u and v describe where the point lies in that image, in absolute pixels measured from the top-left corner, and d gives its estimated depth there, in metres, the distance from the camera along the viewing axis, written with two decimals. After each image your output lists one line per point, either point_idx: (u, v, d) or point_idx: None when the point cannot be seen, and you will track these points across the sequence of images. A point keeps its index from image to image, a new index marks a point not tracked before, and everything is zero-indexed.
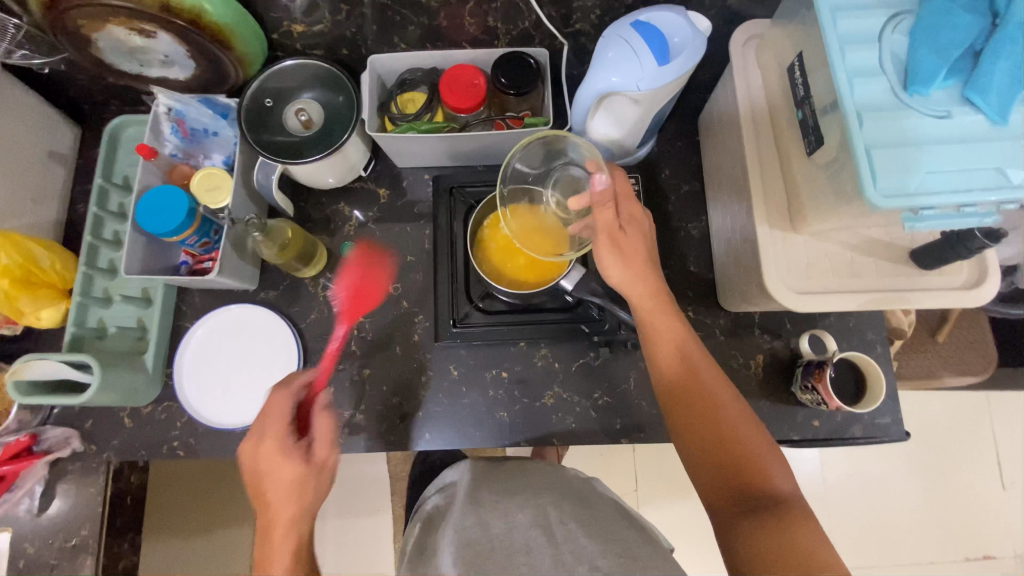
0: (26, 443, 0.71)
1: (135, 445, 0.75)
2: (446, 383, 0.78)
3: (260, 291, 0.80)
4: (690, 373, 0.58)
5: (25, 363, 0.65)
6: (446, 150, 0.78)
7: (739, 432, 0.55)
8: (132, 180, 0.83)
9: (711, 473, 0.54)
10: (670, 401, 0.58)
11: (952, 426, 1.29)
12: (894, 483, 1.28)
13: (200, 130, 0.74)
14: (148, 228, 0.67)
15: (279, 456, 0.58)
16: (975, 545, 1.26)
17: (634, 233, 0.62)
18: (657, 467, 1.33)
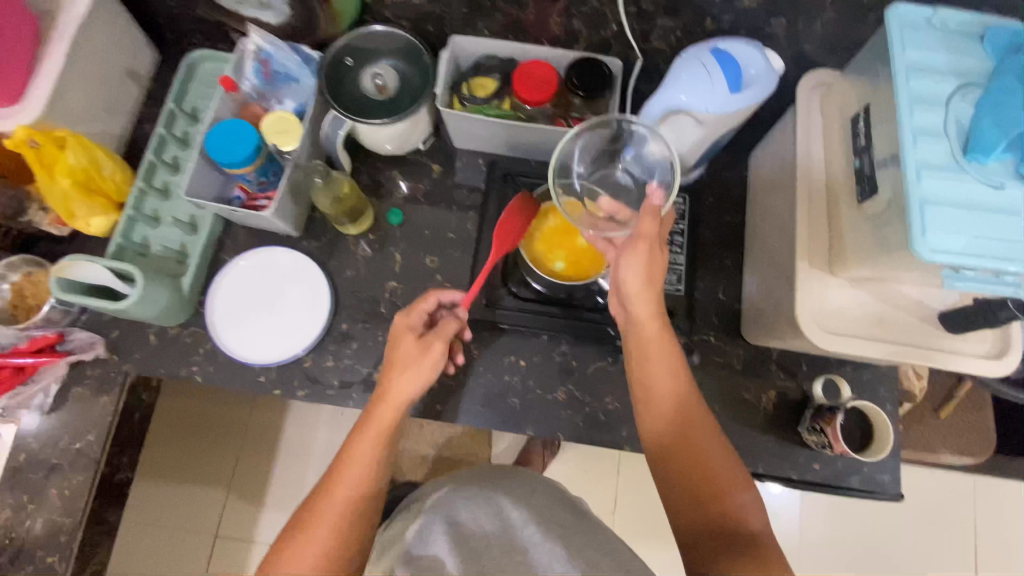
0: (52, 340, 0.72)
1: (156, 362, 0.76)
2: (465, 360, 0.79)
3: (302, 238, 0.81)
4: (681, 416, 0.62)
5: (60, 266, 0.68)
6: (505, 138, 0.80)
7: (723, 468, 0.60)
8: (200, 111, 0.85)
9: (686, 502, 0.60)
10: (660, 438, 0.63)
11: (936, 507, 1.30)
12: (869, 552, 1.28)
13: (282, 75, 0.76)
14: (213, 155, 0.70)
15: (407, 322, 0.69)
16: None
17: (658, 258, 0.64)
18: (638, 497, 1.33)
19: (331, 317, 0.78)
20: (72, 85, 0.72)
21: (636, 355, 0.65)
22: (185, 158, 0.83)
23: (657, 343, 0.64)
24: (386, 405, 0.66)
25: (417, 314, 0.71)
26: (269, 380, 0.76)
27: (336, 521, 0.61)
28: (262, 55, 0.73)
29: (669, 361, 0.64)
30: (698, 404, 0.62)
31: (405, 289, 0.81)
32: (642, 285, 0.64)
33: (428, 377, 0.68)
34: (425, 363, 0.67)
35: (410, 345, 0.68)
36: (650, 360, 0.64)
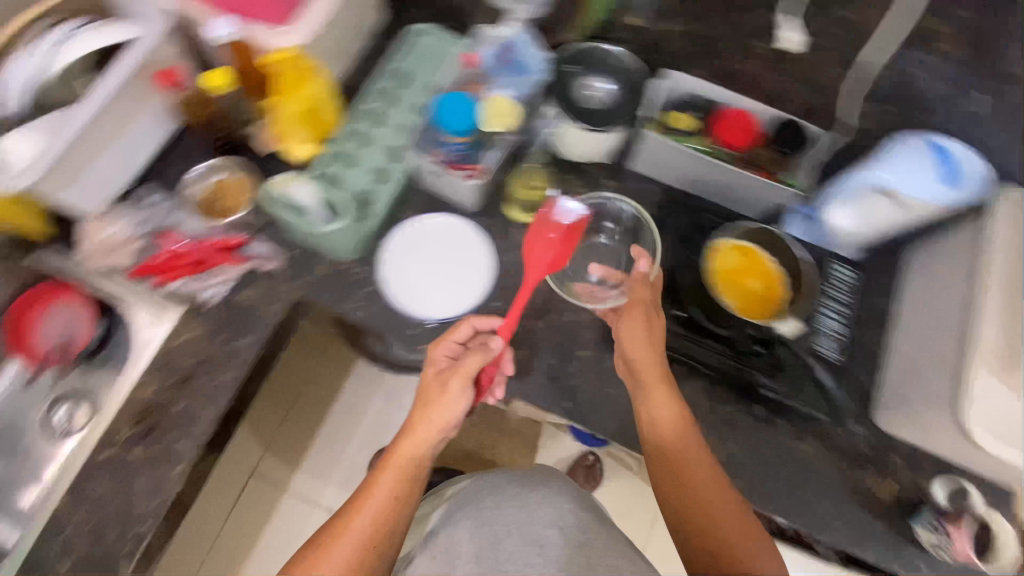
0: (235, 243, 0.78)
1: (321, 289, 0.80)
2: (601, 368, 0.81)
3: (477, 213, 0.85)
4: (693, 480, 0.68)
5: (278, 180, 0.79)
6: (690, 173, 0.82)
7: (738, 534, 0.66)
8: (406, 74, 0.89)
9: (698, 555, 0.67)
10: (664, 497, 0.70)
11: None
12: None
13: (516, 65, 0.83)
14: (437, 113, 0.77)
15: (450, 339, 0.75)
16: None
17: (640, 319, 0.74)
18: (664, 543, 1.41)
19: (488, 293, 0.81)
20: (330, 24, 0.78)
21: (646, 388, 0.72)
22: (385, 114, 0.87)
23: (657, 383, 0.71)
24: (411, 433, 0.72)
25: (444, 345, 0.75)
26: (420, 334, 0.79)
27: (361, 536, 0.66)
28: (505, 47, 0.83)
29: (692, 439, 0.70)
30: (699, 459, 0.69)
31: (560, 286, 0.83)
32: (644, 350, 0.72)
33: (441, 420, 0.71)
34: (446, 399, 0.71)
35: (434, 378, 0.73)
36: (658, 408, 0.70)
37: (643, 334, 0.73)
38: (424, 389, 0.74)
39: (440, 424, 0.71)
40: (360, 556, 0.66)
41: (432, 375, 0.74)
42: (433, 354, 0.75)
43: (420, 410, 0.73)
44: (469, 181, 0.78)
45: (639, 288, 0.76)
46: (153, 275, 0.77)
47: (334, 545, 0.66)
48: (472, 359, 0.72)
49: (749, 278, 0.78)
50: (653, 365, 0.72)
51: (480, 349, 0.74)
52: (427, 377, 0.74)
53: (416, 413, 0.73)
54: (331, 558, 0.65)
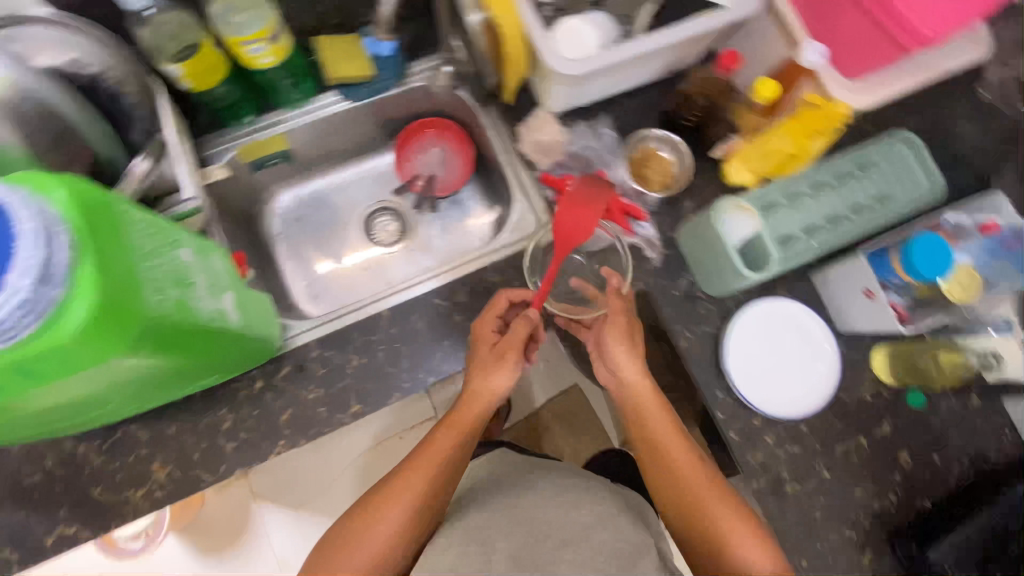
0: (637, 215, 0.80)
1: (671, 302, 0.81)
2: (851, 554, 0.77)
3: (838, 335, 0.82)
4: (704, 503, 0.68)
5: (732, 202, 0.74)
6: None
7: (729, 532, 0.66)
8: (864, 166, 0.85)
9: None
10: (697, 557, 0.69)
11: None
12: None
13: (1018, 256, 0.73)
14: (915, 243, 0.71)
15: (500, 304, 0.76)
16: None
17: (633, 362, 0.73)
18: None
19: (802, 417, 0.78)
20: None
21: (648, 434, 0.73)
22: (826, 189, 0.84)
23: (676, 432, 0.73)
24: (453, 426, 0.74)
25: (489, 320, 0.75)
26: (723, 402, 0.78)
27: (415, 492, 0.69)
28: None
29: (675, 439, 0.72)
30: (716, 489, 0.69)
31: (864, 452, 0.79)
32: (627, 355, 0.73)
33: (495, 390, 0.72)
34: (500, 370, 0.72)
35: (489, 352, 0.73)
36: (667, 446, 0.72)
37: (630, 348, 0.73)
38: (476, 363, 0.74)
39: (488, 396, 0.72)
40: (407, 532, 0.68)
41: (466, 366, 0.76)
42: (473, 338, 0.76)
43: (479, 384, 0.72)
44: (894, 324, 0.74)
45: (615, 301, 0.74)
46: (555, 190, 0.82)
47: (382, 519, 0.68)
48: (515, 333, 0.73)
49: None
50: (663, 414, 0.73)
51: (501, 307, 0.76)
52: (479, 351, 0.73)
53: (474, 382, 0.73)
54: (378, 535, 0.67)
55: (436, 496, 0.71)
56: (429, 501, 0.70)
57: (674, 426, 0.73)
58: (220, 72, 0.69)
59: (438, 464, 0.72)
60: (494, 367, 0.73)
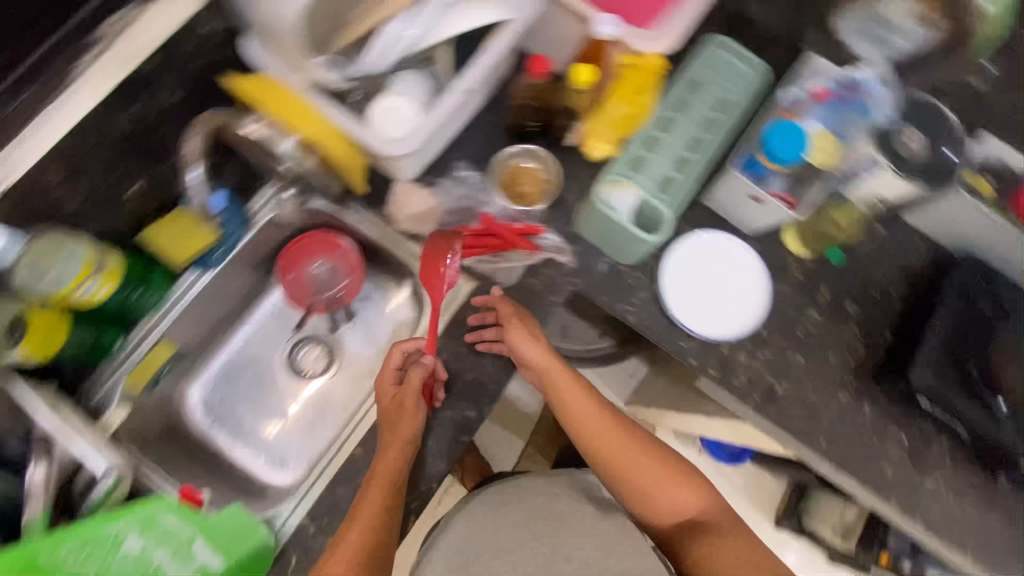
0: (535, 231, 0.82)
1: (600, 287, 0.84)
2: (857, 412, 0.83)
3: (752, 238, 0.87)
4: (615, 448, 0.81)
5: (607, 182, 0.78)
6: (973, 239, 0.84)
7: (639, 467, 0.82)
8: (696, 86, 0.90)
9: (633, 488, 0.83)
10: (611, 463, 0.82)
11: None
12: None
13: (857, 104, 0.79)
14: (774, 146, 0.75)
15: (392, 354, 0.82)
16: None
17: (524, 333, 0.79)
18: None
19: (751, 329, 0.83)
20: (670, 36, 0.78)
21: (563, 406, 0.83)
22: (676, 122, 0.88)
23: (580, 396, 0.82)
24: (393, 463, 0.72)
25: (388, 376, 0.81)
26: (691, 348, 0.83)
27: (360, 542, 0.67)
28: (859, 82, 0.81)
29: (592, 408, 0.82)
30: (626, 433, 0.83)
31: (824, 326, 0.85)
32: (535, 347, 0.80)
33: (407, 433, 0.74)
34: (409, 416, 0.75)
35: (393, 404, 0.77)
36: (581, 417, 0.82)
37: (529, 335, 0.79)
38: (385, 411, 0.77)
39: (401, 440, 0.74)
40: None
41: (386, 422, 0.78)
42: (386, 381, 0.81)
43: (389, 437, 0.75)
44: (789, 211, 0.79)
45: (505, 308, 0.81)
46: (452, 250, 0.80)
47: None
48: (412, 376, 0.78)
49: None
50: (571, 385, 0.82)
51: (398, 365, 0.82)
52: (384, 403, 0.79)
53: (386, 436, 0.75)
54: None
55: (387, 529, 0.69)
56: (371, 537, 0.67)
57: (582, 396, 0.82)
58: (60, 325, 0.70)
59: (356, 536, 0.67)
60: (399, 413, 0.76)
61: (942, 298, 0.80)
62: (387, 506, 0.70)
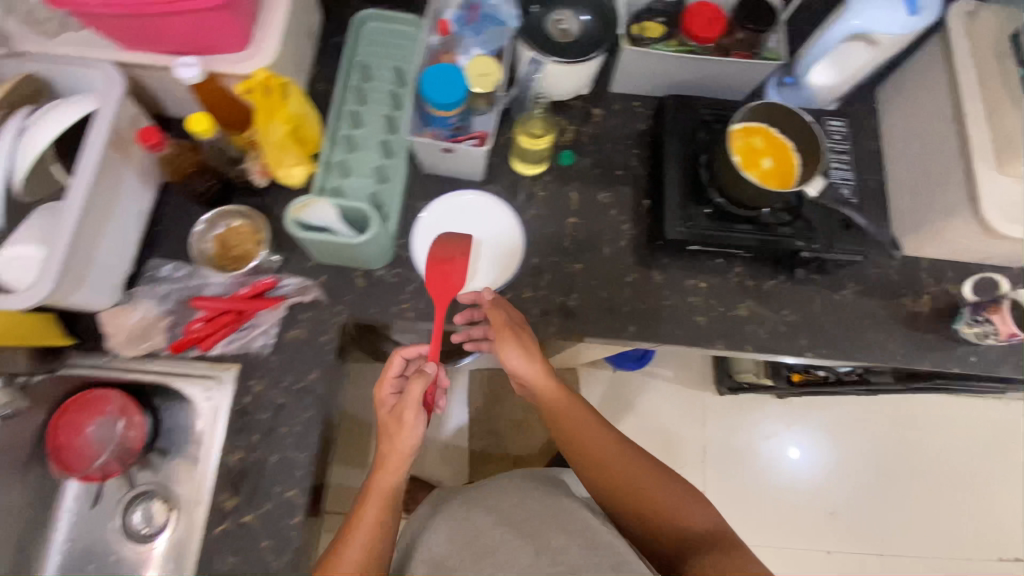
0: (268, 285, 0.75)
1: (368, 302, 0.78)
2: (650, 286, 0.84)
3: (484, 182, 0.86)
4: (614, 465, 0.81)
5: (294, 206, 0.70)
6: (671, 77, 0.86)
7: (641, 485, 0.80)
8: (369, 68, 0.87)
9: (635, 504, 0.80)
10: (616, 476, 0.81)
11: (980, 442, 1.66)
12: (924, 458, 1.64)
13: (489, 18, 0.80)
14: (427, 95, 0.74)
15: (388, 373, 0.78)
16: (1000, 546, 1.60)
17: (513, 343, 0.76)
18: (722, 441, 1.62)
19: (518, 268, 0.82)
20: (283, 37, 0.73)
21: (566, 431, 0.84)
22: (364, 112, 0.85)
23: (587, 422, 0.83)
24: (383, 469, 0.74)
25: (387, 383, 0.78)
26: (477, 312, 0.80)
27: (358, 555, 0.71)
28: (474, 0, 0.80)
29: (592, 429, 0.83)
30: (628, 454, 0.82)
31: (584, 225, 0.86)
32: (538, 365, 0.79)
33: (405, 448, 0.73)
34: (404, 431, 0.72)
35: (391, 415, 0.74)
36: (579, 431, 0.83)
37: (522, 353, 0.76)
38: (381, 424, 0.75)
39: (400, 456, 0.73)
40: None
41: (381, 434, 0.75)
42: (382, 391, 0.78)
43: (385, 450, 0.74)
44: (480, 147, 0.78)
45: (493, 314, 0.76)
46: (194, 346, 0.74)
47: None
48: (410, 390, 0.73)
49: (761, 147, 0.77)
50: (573, 406, 0.83)
51: (392, 375, 0.78)
52: (381, 415, 0.76)
53: (386, 448, 0.74)
54: None
55: (380, 545, 0.73)
56: (370, 552, 0.72)
57: (586, 415, 0.84)
58: None
59: (353, 557, 0.71)
60: (393, 425, 0.74)
61: (667, 157, 0.81)
62: (385, 514, 0.74)
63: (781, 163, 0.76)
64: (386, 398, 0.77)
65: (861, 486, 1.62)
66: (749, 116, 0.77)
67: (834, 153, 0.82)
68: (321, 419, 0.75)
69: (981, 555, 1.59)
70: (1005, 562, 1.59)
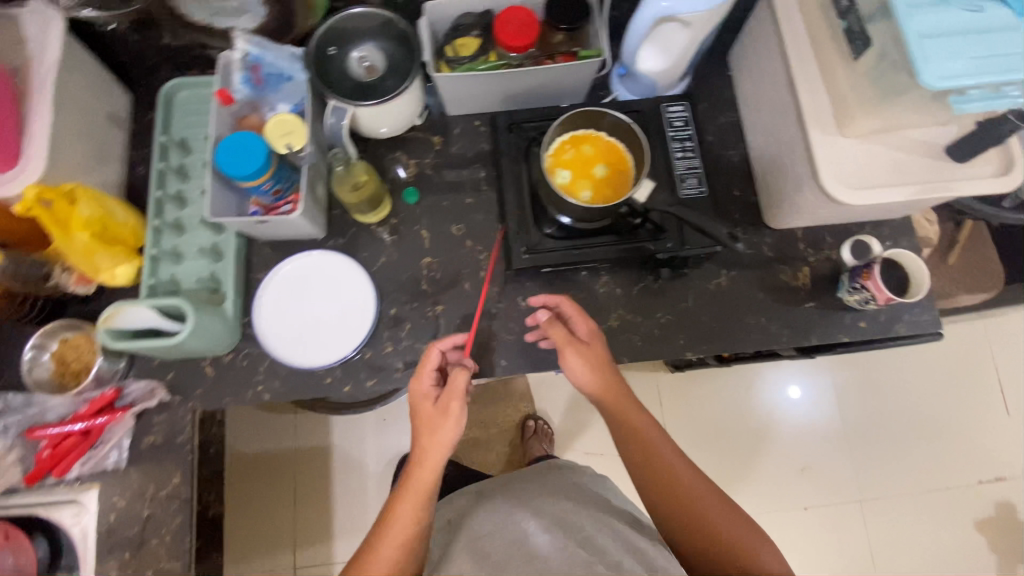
0: (110, 397, 0.72)
1: (220, 393, 0.76)
2: (516, 314, 0.81)
3: (326, 238, 0.82)
4: (673, 472, 0.70)
5: (107, 316, 0.66)
6: (500, 90, 0.80)
7: (699, 500, 0.69)
8: (189, 141, 0.82)
9: (685, 522, 0.68)
10: (667, 478, 0.70)
11: (952, 368, 1.59)
12: (896, 397, 1.59)
13: (274, 76, 0.74)
14: (227, 170, 0.69)
15: (429, 365, 0.70)
16: (987, 470, 1.54)
17: (586, 355, 0.72)
18: (685, 423, 1.58)
19: (374, 323, 0.78)
20: (61, 140, 0.69)
21: (631, 434, 0.73)
22: (189, 190, 0.81)
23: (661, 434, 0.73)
24: (424, 465, 0.67)
25: (425, 376, 0.70)
26: (337, 379, 0.76)
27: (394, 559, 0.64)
28: (251, 60, 0.72)
29: (653, 430, 0.73)
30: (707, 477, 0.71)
31: (439, 262, 0.82)
32: (586, 368, 0.72)
33: (448, 441, 0.67)
34: (449, 424, 0.67)
35: (431, 408, 0.68)
36: (631, 421, 0.73)
37: (582, 363, 0.72)
38: (417, 415, 0.69)
39: (442, 448, 0.67)
40: None
41: (420, 430, 0.68)
42: (416, 385, 0.70)
43: (421, 442, 0.67)
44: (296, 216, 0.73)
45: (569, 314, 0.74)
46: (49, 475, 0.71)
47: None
48: (455, 381, 0.68)
49: (589, 159, 0.73)
50: (631, 400, 0.73)
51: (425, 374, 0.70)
52: (421, 408, 0.69)
53: (422, 444, 0.68)
54: None
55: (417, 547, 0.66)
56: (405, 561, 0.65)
57: (638, 408, 0.73)
58: None
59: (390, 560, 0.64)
60: (438, 420, 0.67)
61: (503, 179, 0.79)
62: (422, 519, 0.67)
63: (613, 171, 0.73)
64: (428, 395, 0.69)
65: (828, 436, 1.58)
66: (571, 127, 0.74)
67: (675, 137, 0.78)
68: (194, 521, 0.73)
69: (962, 482, 1.54)
70: (985, 485, 1.54)
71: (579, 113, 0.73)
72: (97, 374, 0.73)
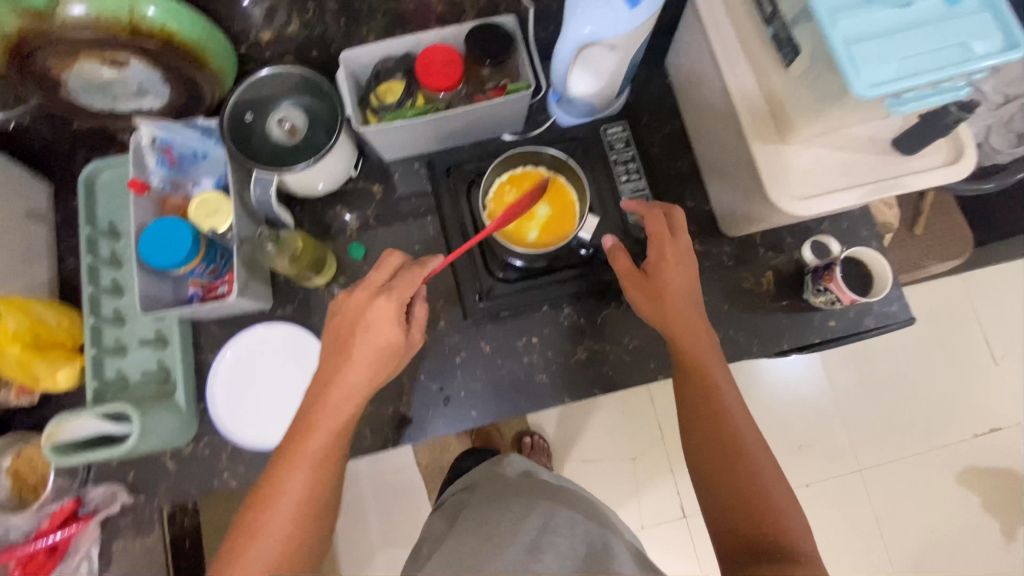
0: (71, 508, 0.70)
1: (184, 486, 0.73)
2: (480, 359, 0.78)
3: (274, 308, 0.78)
4: (731, 413, 0.61)
5: (53, 430, 0.63)
6: (433, 133, 0.77)
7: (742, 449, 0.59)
8: (119, 225, 0.79)
9: (718, 464, 0.58)
10: (715, 414, 0.61)
11: (938, 324, 1.55)
12: (885, 359, 1.55)
13: (188, 155, 0.72)
14: (153, 262, 0.65)
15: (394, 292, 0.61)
16: (982, 422, 1.51)
17: (678, 274, 0.66)
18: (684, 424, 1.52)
19: None
20: None
21: (689, 363, 0.64)
22: (124, 277, 0.77)
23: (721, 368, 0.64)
24: (352, 393, 0.61)
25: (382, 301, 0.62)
26: None
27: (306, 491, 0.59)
28: (160, 143, 0.68)
29: (713, 364, 0.64)
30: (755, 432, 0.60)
31: None
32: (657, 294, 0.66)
33: (373, 379, 0.62)
34: (383, 358, 0.62)
35: (376, 339, 0.61)
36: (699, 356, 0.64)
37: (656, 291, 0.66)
38: (347, 334, 0.62)
39: (374, 379, 0.62)
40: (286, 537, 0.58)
41: (359, 357, 0.61)
42: (372, 304, 0.61)
43: (357, 370, 0.61)
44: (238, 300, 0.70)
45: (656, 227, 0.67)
46: None
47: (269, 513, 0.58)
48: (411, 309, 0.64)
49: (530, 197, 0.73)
50: (698, 328, 0.65)
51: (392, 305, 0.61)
52: (368, 327, 0.61)
53: (356, 369, 0.61)
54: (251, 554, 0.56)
55: (325, 494, 0.60)
56: (314, 503, 0.60)
57: (704, 341, 0.64)
58: None
59: (297, 488, 0.59)
60: (377, 348, 0.61)
61: (449, 227, 0.80)
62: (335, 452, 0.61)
63: (555, 208, 0.73)
64: (380, 318, 0.61)
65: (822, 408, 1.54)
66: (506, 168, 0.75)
67: (616, 163, 0.81)
68: None
69: (959, 437, 1.51)
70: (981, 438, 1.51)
71: (515, 153, 0.74)
72: (56, 485, 0.70)
